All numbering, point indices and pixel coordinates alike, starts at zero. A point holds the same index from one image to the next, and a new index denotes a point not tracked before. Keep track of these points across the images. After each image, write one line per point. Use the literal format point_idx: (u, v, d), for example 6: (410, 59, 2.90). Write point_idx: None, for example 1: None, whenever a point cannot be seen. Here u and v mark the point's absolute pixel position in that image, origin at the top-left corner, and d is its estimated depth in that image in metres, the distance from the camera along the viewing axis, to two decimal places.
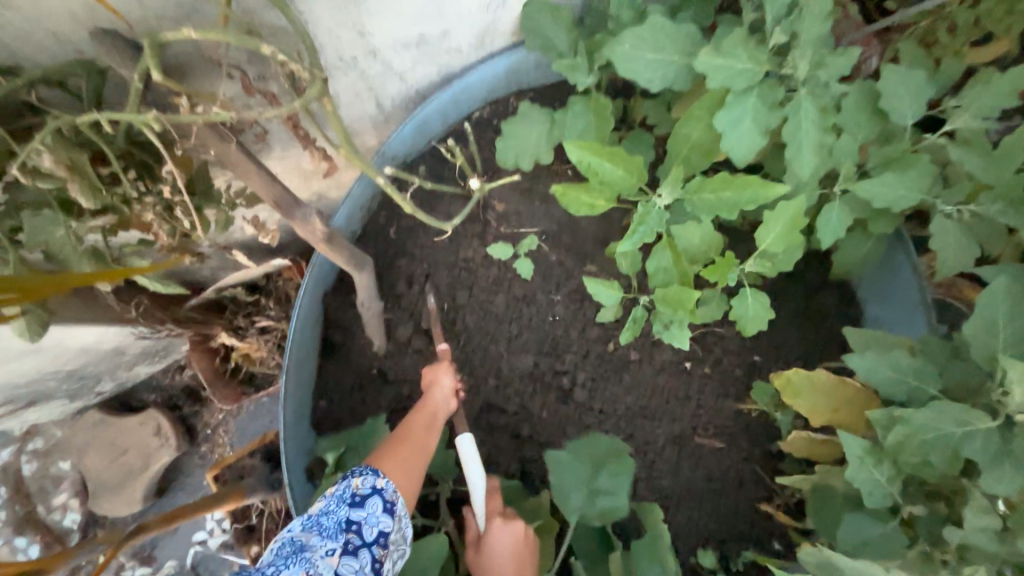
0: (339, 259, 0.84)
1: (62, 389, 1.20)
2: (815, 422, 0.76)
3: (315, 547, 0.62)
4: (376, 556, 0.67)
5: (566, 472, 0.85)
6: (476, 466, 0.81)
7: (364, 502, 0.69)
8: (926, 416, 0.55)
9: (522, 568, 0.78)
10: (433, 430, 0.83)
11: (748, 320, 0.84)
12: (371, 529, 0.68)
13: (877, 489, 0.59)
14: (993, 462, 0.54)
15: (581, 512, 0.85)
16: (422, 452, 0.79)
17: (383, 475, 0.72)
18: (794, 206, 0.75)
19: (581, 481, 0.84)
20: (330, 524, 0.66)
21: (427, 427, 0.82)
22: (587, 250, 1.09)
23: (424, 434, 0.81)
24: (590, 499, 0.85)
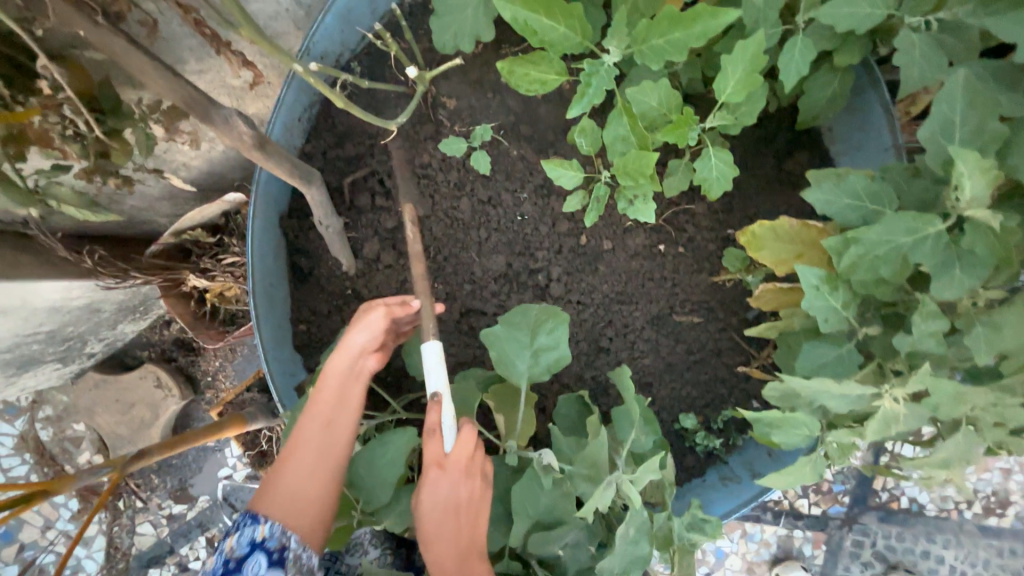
0: (281, 171, 0.79)
1: (50, 353, 1.21)
2: (779, 271, 0.76)
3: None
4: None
5: (509, 341, 0.79)
6: (435, 377, 0.75)
7: (242, 562, 0.71)
8: (878, 232, 0.54)
9: (456, 516, 0.69)
10: (322, 428, 0.73)
11: (713, 182, 0.82)
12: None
13: (832, 314, 0.60)
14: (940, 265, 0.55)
15: (530, 374, 0.80)
16: (309, 462, 0.72)
17: (263, 521, 0.72)
18: (754, 43, 0.69)
19: (524, 344, 0.79)
20: None
21: (309, 432, 0.73)
22: (548, 140, 1.04)
23: (310, 444, 0.73)
24: (535, 358, 0.79)
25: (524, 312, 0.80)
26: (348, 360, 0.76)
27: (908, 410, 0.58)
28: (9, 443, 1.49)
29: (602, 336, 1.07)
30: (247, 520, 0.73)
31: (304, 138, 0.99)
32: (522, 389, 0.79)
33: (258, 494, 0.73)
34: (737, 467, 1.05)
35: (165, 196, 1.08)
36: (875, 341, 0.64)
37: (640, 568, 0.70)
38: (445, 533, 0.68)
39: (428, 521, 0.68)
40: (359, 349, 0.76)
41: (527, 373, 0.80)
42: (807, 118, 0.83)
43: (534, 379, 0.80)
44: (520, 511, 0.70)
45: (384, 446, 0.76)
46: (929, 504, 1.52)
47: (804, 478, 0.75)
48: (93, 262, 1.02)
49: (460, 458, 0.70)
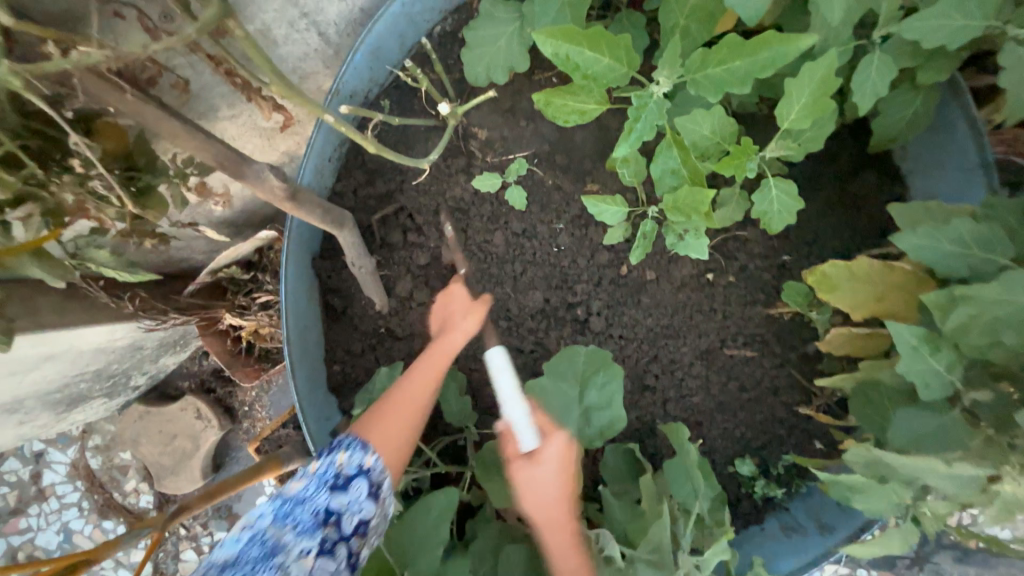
0: (313, 219, 0.77)
1: (97, 389, 1.24)
2: (857, 316, 0.68)
3: (289, 547, 0.62)
4: (354, 549, 0.66)
5: (557, 395, 0.77)
6: (507, 376, 0.72)
7: (349, 482, 0.68)
8: (996, 289, 0.48)
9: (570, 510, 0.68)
10: (435, 385, 0.76)
11: (774, 215, 0.74)
12: (350, 519, 0.66)
13: (934, 379, 0.52)
14: None
15: (582, 435, 0.78)
16: (414, 414, 0.74)
17: (371, 451, 0.71)
18: (824, 65, 0.62)
19: (574, 400, 0.77)
20: (305, 517, 0.64)
21: (421, 388, 0.75)
22: (585, 167, 0.98)
23: (417, 400, 0.75)
24: (586, 416, 0.77)
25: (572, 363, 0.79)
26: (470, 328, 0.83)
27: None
28: (63, 470, 1.54)
29: (647, 373, 1.00)
30: (344, 446, 0.71)
31: (335, 176, 0.97)
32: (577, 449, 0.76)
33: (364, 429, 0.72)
34: (801, 516, 0.95)
35: (201, 236, 1.09)
36: (987, 407, 0.56)
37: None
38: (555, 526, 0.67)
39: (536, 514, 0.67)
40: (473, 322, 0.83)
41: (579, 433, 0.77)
42: (882, 140, 0.74)
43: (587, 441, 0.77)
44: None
45: (426, 511, 0.70)
46: None
47: (891, 549, 0.67)
48: (135, 306, 1.03)
49: (551, 457, 0.69)
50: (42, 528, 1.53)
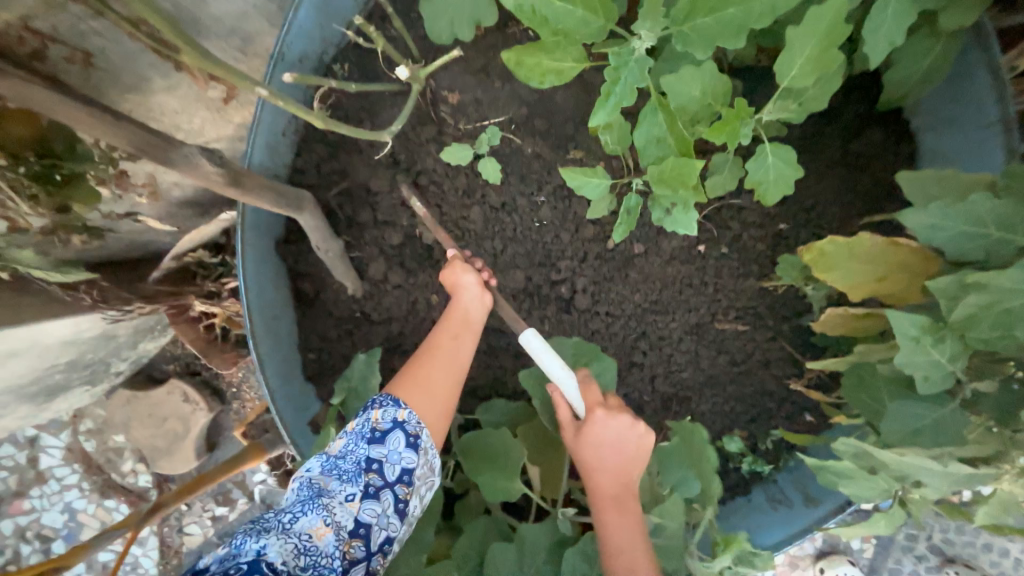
0: (264, 204, 0.70)
1: (75, 379, 1.22)
2: (854, 297, 0.63)
3: (335, 492, 0.62)
4: (400, 495, 0.65)
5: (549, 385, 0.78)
6: (551, 356, 0.74)
7: (387, 435, 0.67)
8: (1012, 276, 0.42)
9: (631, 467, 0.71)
10: (460, 344, 0.77)
11: (770, 186, 0.67)
12: (393, 468, 0.66)
13: (935, 371, 0.48)
14: None
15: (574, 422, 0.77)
16: (447, 368, 0.74)
17: (405, 406, 0.69)
18: (833, 10, 0.53)
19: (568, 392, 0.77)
20: (350, 466, 0.64)
21: (448, 348, 0.76)
22: (567, 133, 0.90)
23: (440, 358, 0.74)
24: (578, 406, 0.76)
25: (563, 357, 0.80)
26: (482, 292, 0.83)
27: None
28: (58, 454, 1.56)
29: (635, 350, 0.97)
30: (386, 402, 0.69)
31: (293, 152, 0.89)
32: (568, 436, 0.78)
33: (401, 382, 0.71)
34: (787, 486, 0.95)
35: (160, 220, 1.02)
36: (988, 396, 0.53)
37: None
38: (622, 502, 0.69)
39: (604, 483, 0.70)
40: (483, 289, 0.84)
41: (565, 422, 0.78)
42: (893, 96, 0.66)
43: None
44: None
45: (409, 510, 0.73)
46: None
47: (877, 532, 0.66)
48: (93, 299, 0.97)
49: (607, 432, 0.71)
50: (47, 509, 1.56)
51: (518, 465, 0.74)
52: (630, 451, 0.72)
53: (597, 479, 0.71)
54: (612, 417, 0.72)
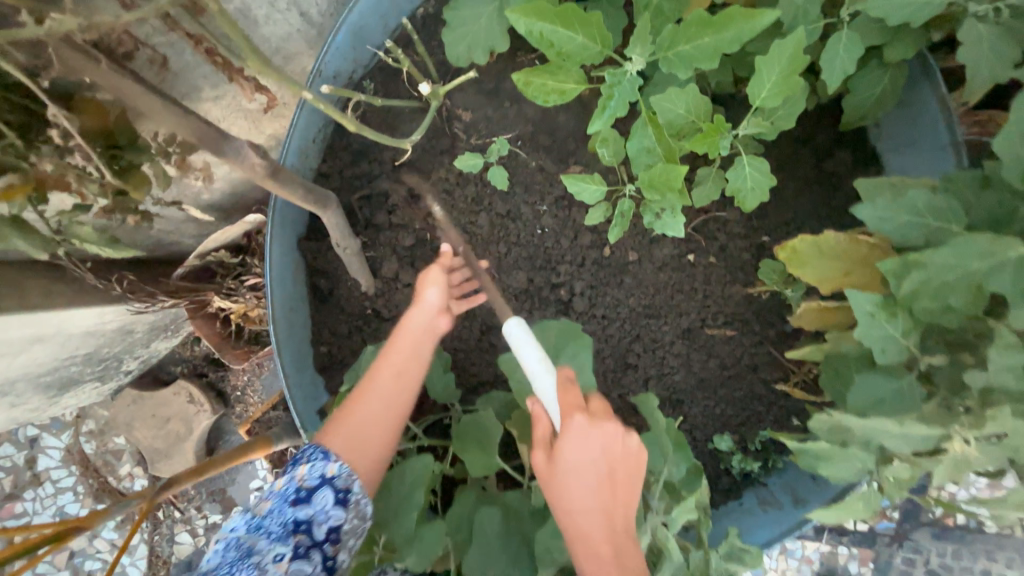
0: (296, 198, 0.78)
1: (88, 373, 1.25)
2: (825, 289, 0.70)
3: (263, 552, 0.64)
4: (329, 553, 0.67)
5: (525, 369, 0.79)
6: (527, 350, 0.68)
7: (312, 494, 0.67)
8: (945, 255, 0.50)
9: (610, 489, 0.60)
10: (402, 378, 0.73)
11: (748, 193, 0.76)
12: (321, 527, 0.67)
13: (890, 344, 0.55)
14: (1021, 292, 0.49)
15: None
16: (385, 408, 0.71)
17: (332, 459, 0.68)
18: (793, 43, 0.63)
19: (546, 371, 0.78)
20: (275, 527, 0.66)
21: (387, 383, 0.72)
22: (568, 149, 1.00)
23: (379, 393, 0.71)
24: None
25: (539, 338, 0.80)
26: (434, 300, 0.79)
27: (983, 452, 0.54)
28: (57, 455, 1.56)
29: (629, 352, 1.02)
30: (315, 453, 0.69)
31: (319, 159, 0.98)
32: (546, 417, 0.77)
33: (331, 426, 0.70)
34: (777, 490, 0.97)
35: (190, 219, 1.10)
36: (941, 371, 0.59)
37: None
38: (605, 541, 0.58)
39: (583, 520, 0.59)
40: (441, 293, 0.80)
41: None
42: (852, 118, 0.77)
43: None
44: (545, 555, 0.63)
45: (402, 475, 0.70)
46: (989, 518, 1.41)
47: (856, 515, 0.70)
48: (122, 289, 1.04)
49: (583, 453, 0.60)
50: (38, 513, 1.55)
51: (496, 439, 0.73)
52: (619, 472, 0.61)
53: (570, 518, 0.59)
54: (591, 433, 0.61)
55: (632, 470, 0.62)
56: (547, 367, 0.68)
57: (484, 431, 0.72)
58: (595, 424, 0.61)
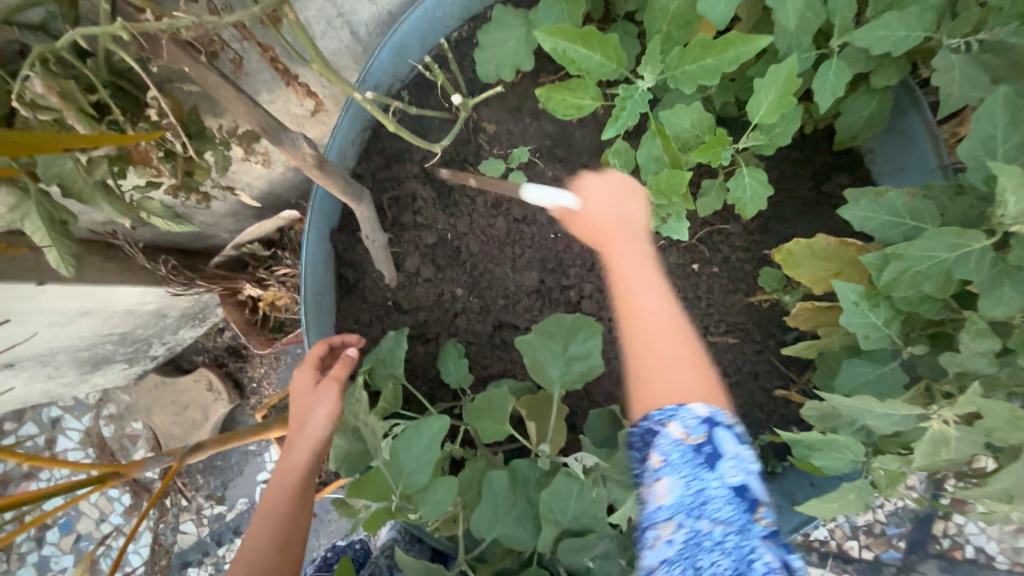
0: (336, 189, 0.87)
1: (119, 353, 1.33)
2: (818, 289, 0.78)
3: None
4: None
5: (543, 348, 0.82)
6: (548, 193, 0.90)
7: None
8: (919, 248, 0.57)
9: (599, 230, 0.82)
10: (297, 504, 0.75)
11: (747, 201, 0.83)
12: None
13: (873, 329, 0.62)
14: (987, 280, 0.57)
15: (563, 382, 0.82)
16: (281, 536, 0.73)
17: None
18: (786, 67, 0.71)
19: (557, 351, 0.82)
20: None
21: (278, 515, 0.74)
22: (583, 162, 1.08)
23: (264, 540, 0.72)
24: (567, 366, 0.81)
25: (558, 322, 0.83)
26: (323, 425, 0.77)
27: (960, 433, 0.58)
28: (76, 437, 1.59)
29: None
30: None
31: (355, 161, 1.08)
32: (556, 395, 0.81)
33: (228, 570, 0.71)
34: (777, 495, 0.98)
35: (231, 213, 1.20)
36: (924, 359, 0.66)
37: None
38: (631, 263, 0.77)
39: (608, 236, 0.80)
40: (327, 418, 0.77)
41: (560, 380, 0.81)
42: (845, 138, 0.86)
43: (568, 386, 0.82)
44: (549, 514, 0.71)
45: (419, 434, 0.67)
46: (998, 554, 1.37)
47: (849, 507, 0.73)
48: (166, 271, 1.15)
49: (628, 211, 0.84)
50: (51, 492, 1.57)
51: (510, 413, 0.79)
52: (632, 201, 0.84)
53: (593, 211, 0.83)
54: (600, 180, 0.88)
55: (631, 197, 0.84)
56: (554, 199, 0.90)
57: (498, 402, 0.78)
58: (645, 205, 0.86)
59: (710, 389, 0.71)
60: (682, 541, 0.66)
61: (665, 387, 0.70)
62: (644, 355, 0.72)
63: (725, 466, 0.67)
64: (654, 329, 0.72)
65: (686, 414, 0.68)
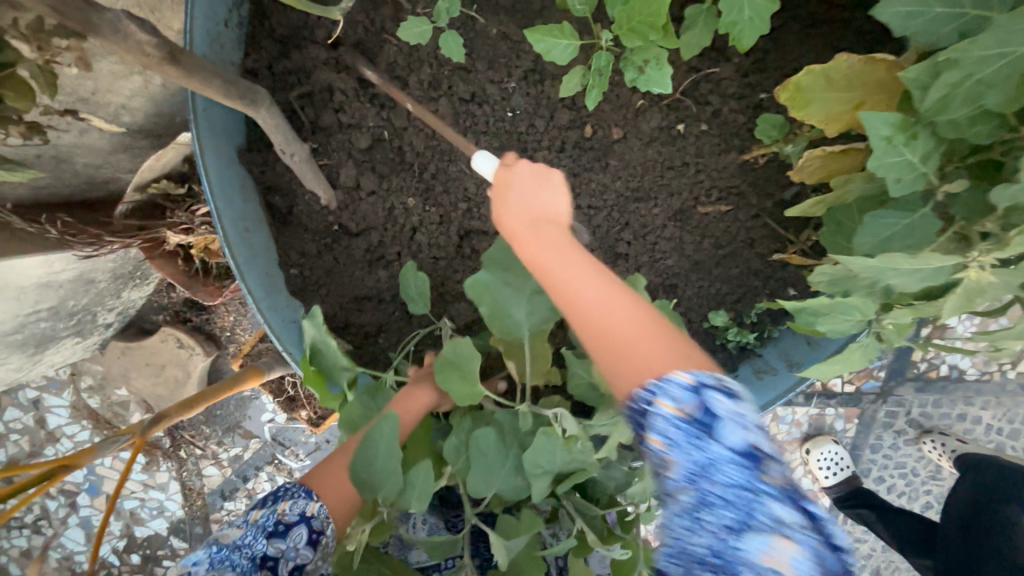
0: (218, 95, 0.67)
1: (62, 327, 1.20)
2: (831, 130, 0.65)
3: None
4: None
5: (505, 289, 0.72)
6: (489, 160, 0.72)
7: None
8: (982, 46, 0.46)
9: (540, 216, 0.64)
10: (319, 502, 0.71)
11: (745, 27, 0.64)
12: None
13: (906, 171, 0.54)
14: None
15: (531, 324, 0.73)
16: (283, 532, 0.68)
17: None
18: None
19: (523, 291, 0.72)
20: None
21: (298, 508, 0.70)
22: (533, 9, 0.86)
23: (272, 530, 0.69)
24: (533, 304, 0.72)
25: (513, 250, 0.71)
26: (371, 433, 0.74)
27: (997, 278, 0.52)
28: (65, 413, 1.53)
29: (619, 241, 0.92)
30: None
31: (242, 52, 0.84)
32: (524, 340, 0.73)
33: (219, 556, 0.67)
34: (773, 359, 0.94)
35: (117, 147, 1.01)
36: (961, 199, 0.58)
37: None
38: (562, 258, 0.61)
39: (532, 246, 0.63)
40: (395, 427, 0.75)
41: (526, 322, 0.73)
42: None
43: (535, 330, 0.73)
44: (535, 469, 0.66)
45: (375, 444, 0.63)
46: (971, 369, 1.45)
47: (853, 365, 0.69)
48: (61, 232, 0.97)
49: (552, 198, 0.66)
50: None
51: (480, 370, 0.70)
52: (550, 188, 0.67)
53: (507, 202, 0.66)
54: (518, 175, 0.68)
55: (553, 187, 0.67)
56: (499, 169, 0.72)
57: (461, 358, 0.69)
58: (567, 193, 0.68)
59: (682, 348, 0.58)
60: (689, 513, 0.55)
61: (634, 364, 0.57)
62: (595, 333, 0.57)
63: (730, 425, 0.54)
64: (608, 310, 0.58)
65: (671, 387, 0.54)
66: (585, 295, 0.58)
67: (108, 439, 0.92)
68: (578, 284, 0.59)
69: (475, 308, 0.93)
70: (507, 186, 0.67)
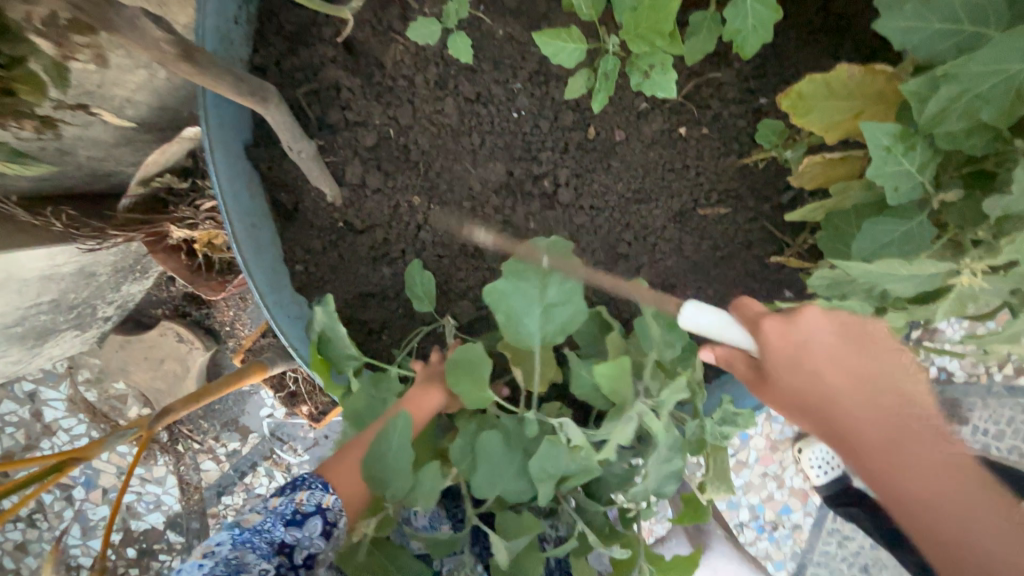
0: (229, 92, 0.67)
1: (62, 320, 1.20)
2: (830, 138, 0.67)
3: None
4: None
5: (516, 295, 0.71)
6: (713, 317, 0.67)
7: None
8: (979, 62, 0.48)
9: (824, 383, 0.65)
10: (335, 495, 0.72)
11: (749, 34, 0.66)
12: None
13: (904, 180, 0.56)
14: None
15: (543, 335, 0.72)
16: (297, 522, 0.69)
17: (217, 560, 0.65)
18: None
19: (534, 299, 0.71)
20: None
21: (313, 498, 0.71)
22: (539, 11, 0.88)
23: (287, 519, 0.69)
24: (547, 315, 0.71)
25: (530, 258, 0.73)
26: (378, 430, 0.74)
27: (988, 284, 0.55)
28: (62, 406, 1.52)
29: (620, 242, 0.93)
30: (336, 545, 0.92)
31: (250, 48, 0.85)
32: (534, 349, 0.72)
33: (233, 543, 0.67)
34: None
35: (121, 140, 1.01)
36: (955, 207, 0.60)
37: (674, 482, 0.74)
38: (870, 435, 0.64)
39: (816, 420, 0.67)
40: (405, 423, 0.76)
41: (538, 332, 0.72)
42: None
43: (546, 341, 0.73)
44: (541, 474, 0.68)
45: (387, 442, 0.64)
46: (959, 371, 1.49)
47: None
48: (64, 225, 0.97)
49: (822, 329, 0.66)
50: None
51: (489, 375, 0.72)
52: (828, 343, 0.66)
53: (782, 363, 0.66)
54: (780, 328, 0.66)
55: (834, 338, 0.66)
56: (724, 319, 0.68)
57: (473, 364, 0.70)
58: (870, 337, 0.67)
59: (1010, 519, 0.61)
60: None
61: (966, 538, 0.59)
62: (920, 511, 0.61)
63: None
64: (934, 499, 0.61)
65: None
66: (865, 429, 0.64)
67: (117, 432, 0.93)
68: (897, 477, 0.62)
69: (477, 307, 0.94)
70: (768, 348, 0.66)
